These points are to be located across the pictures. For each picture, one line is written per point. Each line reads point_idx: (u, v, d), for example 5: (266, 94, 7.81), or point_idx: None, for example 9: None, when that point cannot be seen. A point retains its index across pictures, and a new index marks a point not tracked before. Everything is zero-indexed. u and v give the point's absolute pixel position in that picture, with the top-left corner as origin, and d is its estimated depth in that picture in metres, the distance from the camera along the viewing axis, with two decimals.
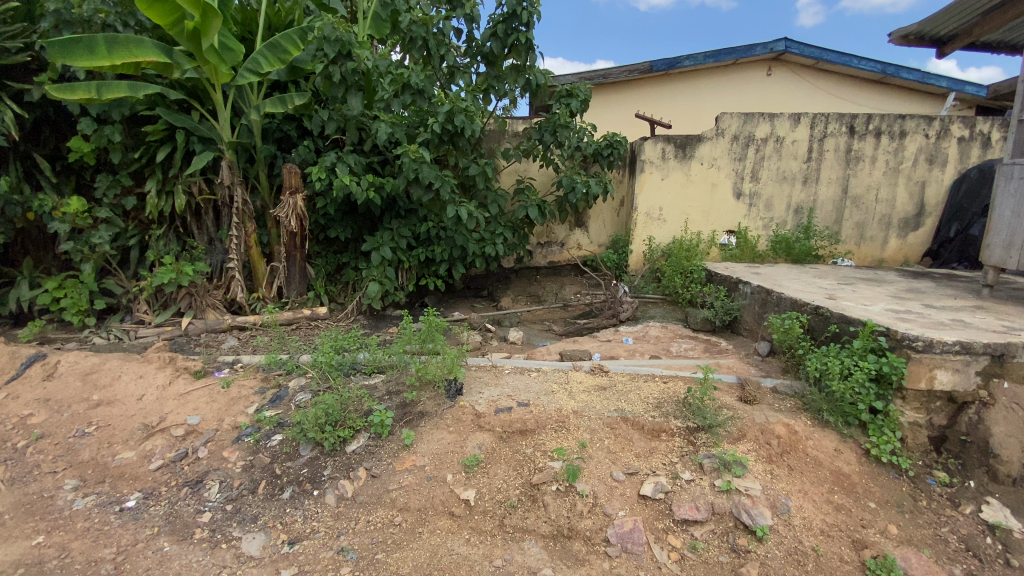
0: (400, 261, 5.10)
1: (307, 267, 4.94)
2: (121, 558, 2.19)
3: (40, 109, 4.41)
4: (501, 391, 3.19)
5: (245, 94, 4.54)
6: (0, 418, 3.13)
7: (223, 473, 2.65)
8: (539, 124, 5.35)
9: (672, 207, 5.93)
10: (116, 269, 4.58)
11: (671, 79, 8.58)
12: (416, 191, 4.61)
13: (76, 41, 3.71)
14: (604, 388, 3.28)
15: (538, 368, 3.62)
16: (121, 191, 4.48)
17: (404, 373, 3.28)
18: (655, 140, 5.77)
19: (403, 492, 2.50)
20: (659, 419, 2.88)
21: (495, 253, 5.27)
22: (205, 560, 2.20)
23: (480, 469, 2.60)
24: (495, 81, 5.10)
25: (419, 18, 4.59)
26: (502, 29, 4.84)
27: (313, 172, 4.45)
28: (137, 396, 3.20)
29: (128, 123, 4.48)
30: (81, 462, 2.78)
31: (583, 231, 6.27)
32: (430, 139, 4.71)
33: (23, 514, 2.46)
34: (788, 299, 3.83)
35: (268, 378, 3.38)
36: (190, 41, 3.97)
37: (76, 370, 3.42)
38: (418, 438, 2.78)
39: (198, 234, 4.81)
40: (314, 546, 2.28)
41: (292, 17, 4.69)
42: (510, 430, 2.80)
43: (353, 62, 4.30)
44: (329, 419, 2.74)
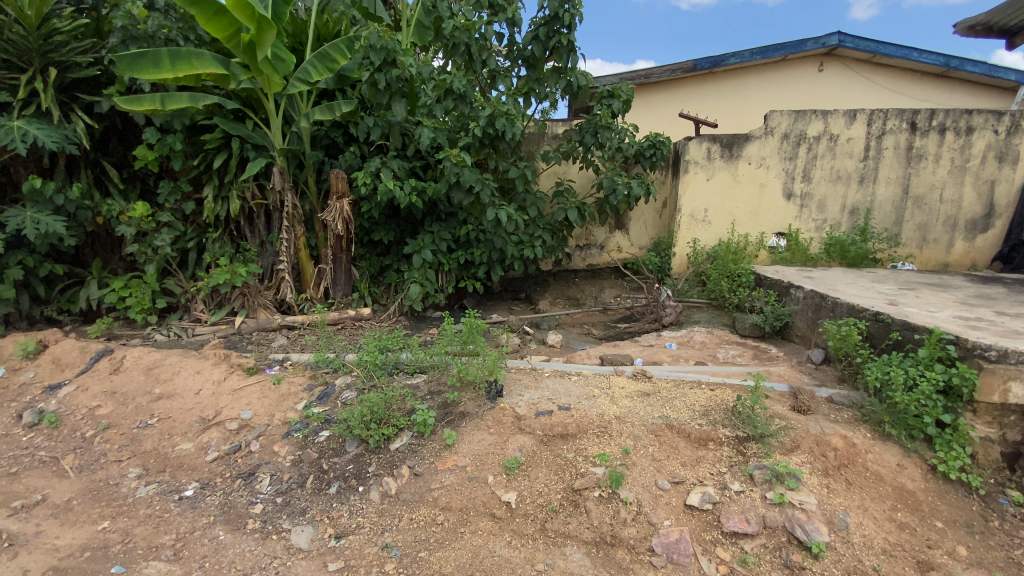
0: (440, 264, 5.16)
1: (351, 269, 5.09)
2: (180, 545, 2.30)
3: (108, 120, 4.72)
4: (540, 394, 3.17)
5: (295, 102, 4.72)
6: (72, 408, 3.34)
7: (273, 466, 2.75)
8: (580, 125, 5.30)
9: (718, 208, 5.75)
10: (176, 270, 4.84)
11: (716, 78, 8.38)
12: (457, 194, 4.66)
13: (143, 54, 3.95)
14: (648, 394, 3.20)
15: (579, 372, 3.57)
16: (180, 196, 4.74)
17: (446, 374, 3.30)
18: (700, 139, 5.62)
19: (445, 492, 2.51)
20: (706, 427, 2.78)
21: (534, 255, 5.28)
22: (258, 550, 2.27)
23: (521, 471, 2.59)
24: (536, 84, 5.11)
25: (462, 24, 4.65)
26: (544, 32, 4.85)
27: (359, 177, 4.57)
28: (195, 390, 3.35)
29: (188, 132, 4.74)
30: (144, 452, 2.94)
31: (624, 233, 6.18)
32: (471, 143, 4.75)
33: (91, 499, 2.61)
34: (844, 305, 3.65)
35: (315, 375, 3.49)
36: (246, 53, 4.15)
37: (140, 364, 3.62)
38: (460, 439, 2.79)
39: (251, 237, 5.02)
40: (359, 541, 2.32)
41: (339, 27, 4.86)
42: (551, 434, 2.77)
43: (397, 69, 4.40)
44: (374, 417, 2.79)
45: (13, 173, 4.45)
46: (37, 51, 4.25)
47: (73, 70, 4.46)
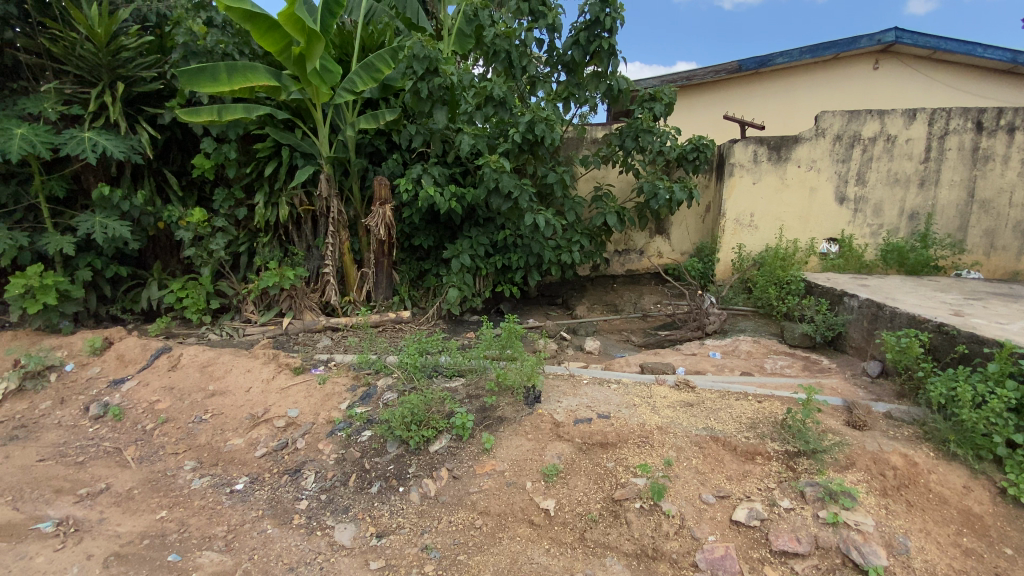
0: (478, 268, 5.21)
1: (392, 273, 5.20)
2: (231, 536, 2.39)
3: (170, 131, 5.00)
4: (579, 401, 3.14)
5: (342, 112, 4.88)
6: (133, 402, 3.54)
7: (318, 464, 2.83)
8: (620, 130, 5.26)
9: (765, 213, 5.56)
10: (229, 272, 5.07)
11: (763, 78, 8.13)
12: (496, 200, 4.67)
13: (203, 69, 4.18)
14: (691, 404, 3.12)
15: (619, 380, 3.52)
16: (234, 202, 4.98)
17: (484, 378, 3.33)
18: (747, 142, 5.45)
19: (484, 496, 2.52)
20: (754, 440, 2.68)
21: (572, 260, 5.26)
22: (303, 545, 2.34)
23: (559, 478, 2.56)
24: (575, 89, 5.09)
25: (503, 31, 4.69)
26: (585, 37, 4.84)
27: (401, 184, 4.68)
28: (245, 387, 3.49)
29: (242, 142, 4.97)
30: (199, 446, 3.09)
31: (665, 238, 6.06)
32: (510, 149, 4.77)
33: (151, 489, 2.76)
34: (903, 315, 3.46)
35: (358, 376, 3.58)
36: (296, 65, 4.34)
37: (195, 362, 3.80)
38: (498, 444, 2.79)
39: (298, 241, 5.21)
40: (400, 541, 2.35)
41: (384, 38, 5.00)
42: (591, 442, 2.73)
43: (439, 77, 4.47)
44: (414, 419, 2.83)
45: (85, 182, 4.78)
46: (106, 67, 4.56)
47: (139, 84, 4.76)
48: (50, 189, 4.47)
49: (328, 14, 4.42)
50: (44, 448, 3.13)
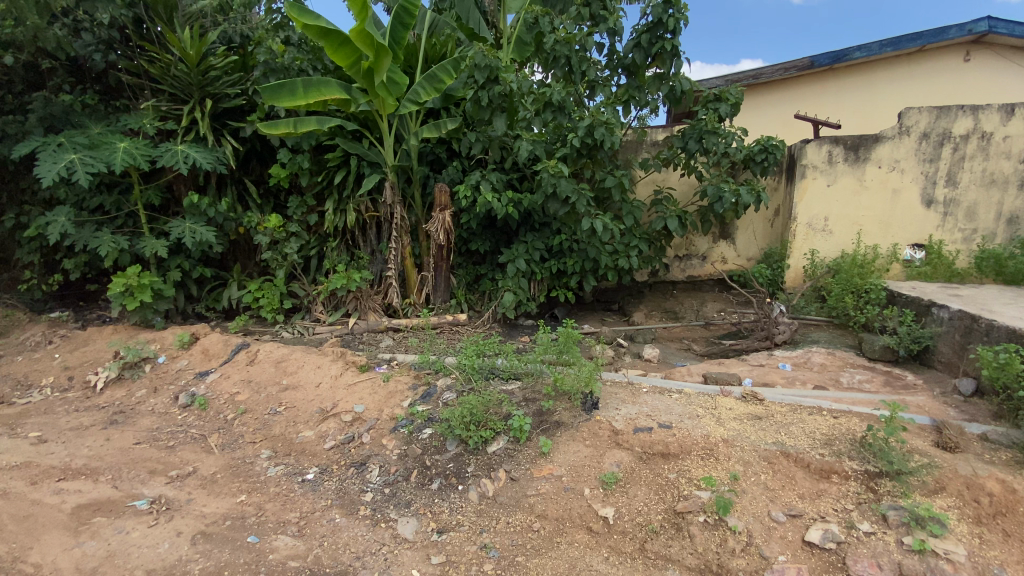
0: (534, 273, 5.24)
1: (450, 277, 5.33)
2: (303, 523, 2.53)
3: (250, 143, 5.38)
4: (639, 410, 3.08)
5: (406, 122, 5.08)
6: (217, 393, 3.83)
7: (382, 458, 2.94)
8: (683, 132, 5.14)
9: (841, 216, 5.23)
10: (300, 275, 5.38)
11: (837, 75, 7.69)
12: (553, 205, 4.66)
13: (282, 86, 4.48)
14: (760, 417, 2.99)
15: (681, 390, 3.42)
16: (306, 209, 5.30)
17: (541, 382, 3.34)
18: (820, 142, 5.16)
19: (542, 499, 2.52)
20: (830, 458, 2.54)
21: (629, 266, 5.18)
22: (369, 535, 2.43)
23: (619, 487, 2.52)
24: (636, 91, 5.03)
25: (563, 36, 4.71)
26: (647, 39, 4.78)
27: (460, 190, 4.81)
28: (316, 382, 3.70)
29: (314, 152, 5.28)
30: (274, 436, 3.29)
31: (729, 243, 5.83)
32: (569, 154, 4.77)
33: (232, 474, 2.97)
34: (1002, 329, 3.16)
35: (419, 375, 3.69)
36: (365, 78, 4.57)
37: (270, 357, 4.05)
38: (555, 448, 2.79)
39: (363, 245, 5.46)
40: (460, 538, 2.40)
41: (445, 49, 5.18)
42: (651, 451, 2.67)
43: (500, 85, 4.55)
44: (473, 418, 2.89)
45: (176, 191, 5.23)
46: (197, 86, 4.99)
47: (225, 100, 5.17)
48: (148, 198, 4.93)
49: (398, 28, 4.62)
50: (141, 432, 3.45)
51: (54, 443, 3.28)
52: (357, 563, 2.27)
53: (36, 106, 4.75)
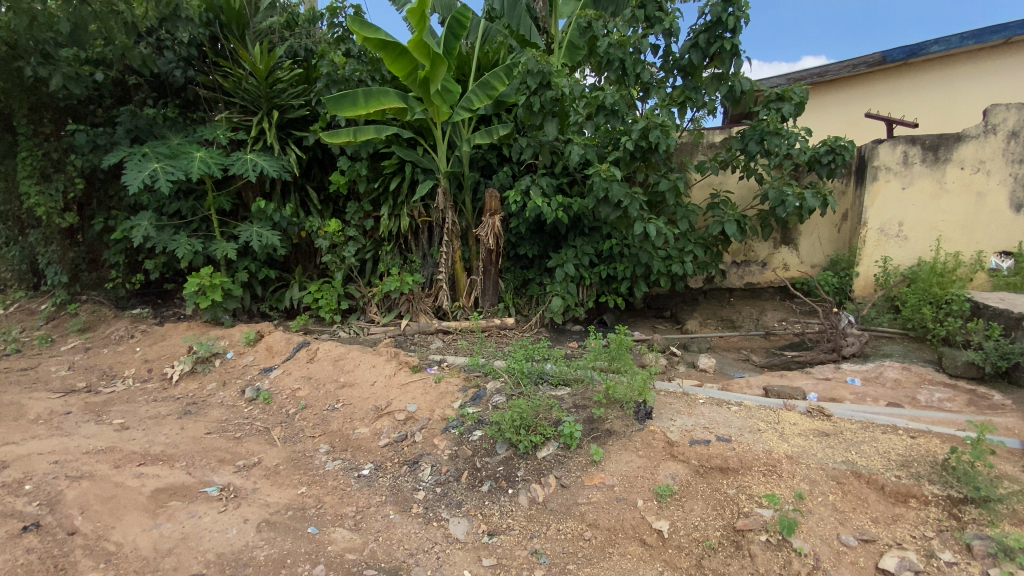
0: (582, 278, 5.19)
1: (499, 281, 5.37)
2: (359, 517, 2.61)
3: (312, 151, 5.64)
4: (696, 421, 2.98)
5: (459, 129, 5.19)
6: (280, 388, 4.03)
7: (433, 458, 2.99)
8: (742, 133, 4.95)
9: (917, 221, 4.88)
10: (356, 277, 5.58)
11: (912, 70, 7.20)
12: (605, 209, 4.59)
13: (344, 96, 4.66)
14: (827, 435, 2.83)
15: (740, 402, 3.28)
16: (363, 214, 5.50)
17: (592, 389, 3.30)
18: (895, 142, 4.84)
19: (593, 508, 2.48)
20: (906, 480, 2.38)
21: (684, 271, 5.04)
22: (422, 533, 2.48)
23: (674, 500, 2.45)
24: (693, 92, 4.91)
25: (618, 39, 4.66)
26: (704, 39, 4.66)
27: (510, 195, 4.84)
28: (371, 381, 3.82)
29: (371, 159, 5.46)
30: (332, 431, 3.43)
31: (792, 249, 5.54)
32: (621, 156, 4.70)
33: (294, 466, 3.10)
34: None
35: (468, 377, 3.73)
36: (421, 87, 4.71)
37: (329, 355, 4.22)
38: (607, 457, 2.74)
39: (416, 249, 5.60)
40: (511, 542, 2.40)
41: (498, 56, 5.24)
42: (708, 465, 2.58)
43: (552, 90, 4.56)
44: (523, 423, 2.88)
45: (245, 197, 5.56)
46: (265, 98, 5.29)
47: (290, 111, 5.45)
48: (220, 204, 5.27)
49: (451, 38, 4.74)
50: (211, 422, 3.68)
51: (135, 430, 3.55)
52: (411, 560, 2.32)
53: (124, 119, 5.19)
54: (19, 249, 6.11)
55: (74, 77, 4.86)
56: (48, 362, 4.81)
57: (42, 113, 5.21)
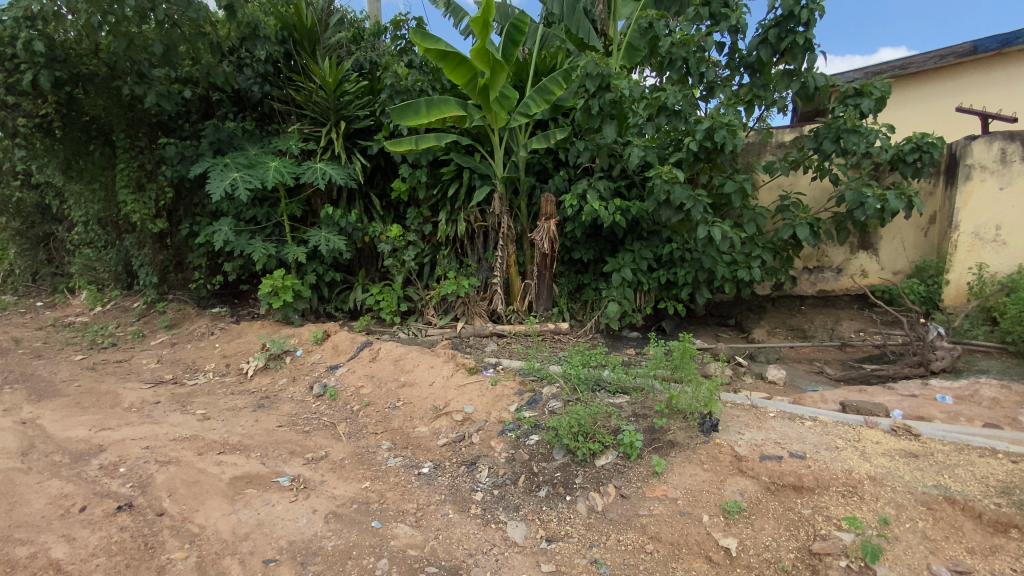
0: (640, 283, 5.07)
1: (554, 286, 5.35)
2: (420, 514, 2.67)
3: (376, 159, 5.87)
4: (766, 436, 2.84)
5: (515, 134, 5.23)
6: (345, 385, 4.20)
7: (491, 460, 3.01)
8: (816, 131, 4.67)
9: (1018, 225, 4.43)
10: (415, 280, 5.74)
11: (1011, 59, 6.56)
12: (666, 212, 4.47)
13: (407, 106, 4.81)
14: (915, 456, 2.62)
15: (814, 417, 3.09)
16: (422, 219, 5.66)
17: (653, 398, 3.22)
18: (990, 138, 4.43)
19: (655, 521, 2.40)
20: (1008, 509, 2.19)
21: (750, 277, 4.82)
22: (480, 535, 2.49)
23: (742, 517, 2.34)
24: (761, 90, 4.72)
25: (680, 38, 4.53)
26: (775, 34, 4.44)
27: (567, 199, 4.81)
28: (429, 381, 3.91)
29: (431, 166, 5.61)
30: (393, 429, 3.55)
31: (871, 254, 5.20)
32: (684, 158, 4.56)
33: (358, 461, 3.22)
34: None
35: (524, 381, 3.73)
36: (480, 94, 4.78)
37: (389, 355, 4.35)
38: (670, 469, 2.66)
39: (472, 253, 5.69)
40: (569, 550, 2.36)
41: (555, 61, 5.24)
42: (780, 483, 2.46)
43: (611, 93, 4.49)
44: (582, 429, 2.83)
45: (314, 204, 5.86)
46: (333, 109, 5.57)
47: (355, 121, 5.71)
48: (291, 210, 5.59)
49: (509, 45, 4.83)
50: (282, 416, 3.89)
51: (215, 420, 3.82)
52: (470, 560, 2.34)
53: (209, 132, 5.62)
54: (116, 252, 6.75)
55: (166, 94, 5.32)
56: (140, 356, 5.27)
57: (138, 128, 5.73)
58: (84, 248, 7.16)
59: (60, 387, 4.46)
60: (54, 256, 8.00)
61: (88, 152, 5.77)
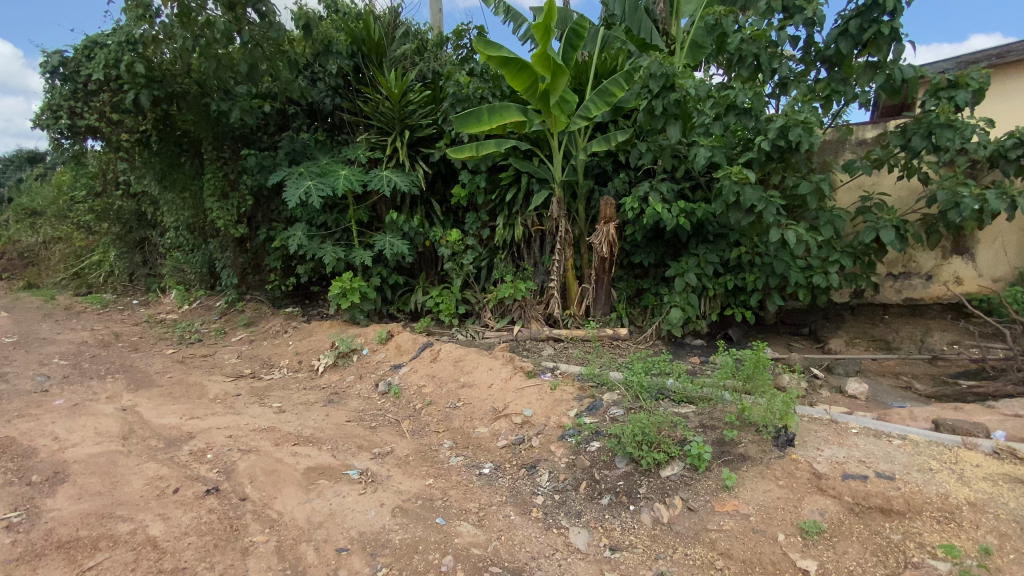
0: (705, 288, 4.90)
1: (612, 291, 5.28)
2: (482, 514, 2.70)
3: (438, 166, 6.03)
4: (848, 453, 2.70)
5: (575, 138, 5.22)
6: (408, 383, 4.34)
7: (551, 464, 3.01)
8: (904, 126, 4.34)
9: None
10: (473, 283, 5.83)
11: None
12: (734, 215, 4.29)
13: (470, 113, 4.91)
14: (1023, 482, 2.39)
15: (903, 435, 2.87)
16: (481, 224, 5.76)
17: (721, 410, 3.08)
18: None
19: (725, 537, 2.30)
20: None
21: (826, 284, 4.54)
22: (543, 538, 2.49)
23: (823, 539, 2.20)
24: (840, 85, 4.46)
25: (751, 34, 4.36)
26: (856, 25, 4.20)
27: (627, 202, 4.73)
28: (488, 383, 3.97)
29: (490, 171, 5.68)
30: (455, 428, 3.63)
31: (967, 260, 4.82)
32: (755, 158, 4.34)
33: (421, 458, 3.32)
34: None
35: (584, 387, 3.70)
36: (540, 99, 4.80)
37: (449, 356, 4.45)
38: (741, 484, 2.55)
39: (528, 257, 5.71)
40: (634, 560, 2.30)
41: (616, 62, 5.18)
42: (866, 504, 2.31)
43: (676, 92, 4.36)
44: (646, 438, 2.77)
45: (379, 210, 6.11)
46: (398, 119, 5.79)
47: (418, 130, 5.90)
48: (359, 216, 5.86)
49: (569, 50, 4.85)
50: (350, 411, 4.07)
51: (290, 413, 4.06)
52: (532, 563, 2.34)
53: (285, 143, 6.00)
54: (202, 255, 7.30)
55: (248, 109, 5.74)
56: (222, 351, 5.69)
57: (223, 140, 6.21)
58: (174, 251, 7.82)
59: (154, 377, 4.91)
60: (148, 259, 8.77)
61: (180, 164, 6.33)
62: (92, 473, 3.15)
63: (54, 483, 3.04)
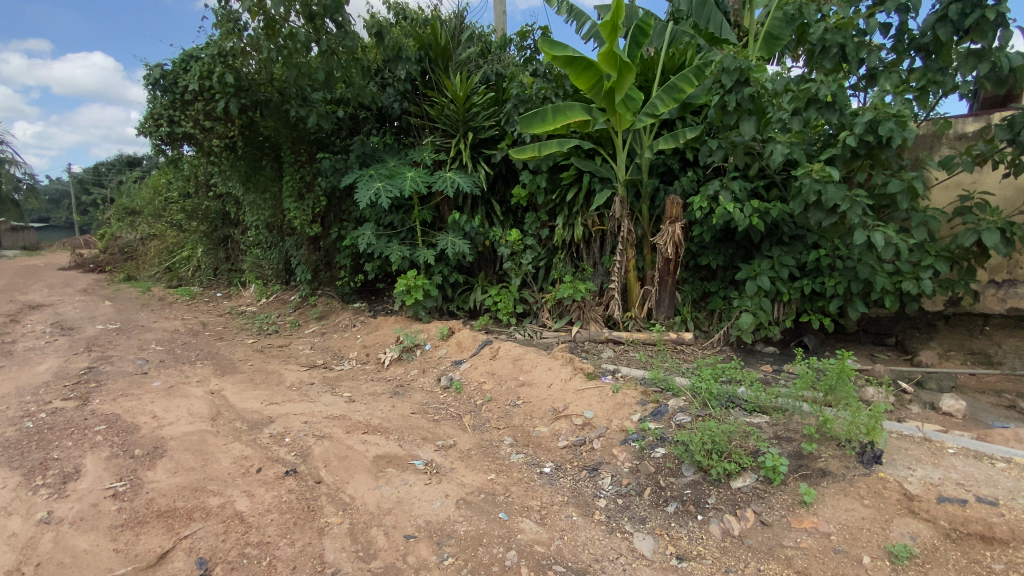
0: (778, 293, 4.65)
1: (676, 293, 5.14)
2: (544, 512, 2.72)
3: (499, 167, 6.12)
4: (943, 474, 2.49)
5: (640, 136, 5.12)
6: (469, 379, 4.44)
7: (613, 468, 2.98)
8: (1012, 118, 3.92)
9: None
10: (532, 283, 5.86)
11: None
12: (815, 215, 4.05)
13: (534, 114, 4.93)
14: None
15: (1008, 458, 2.62)
16: (541, 224, 5.78)
17: (798, 420, 2.95)
18: None
19: (802, 555, 2.18)
20: None
21: (918, 290, 4.18)
22: (606, 542, 2.47)
23: (916, 564, 2.04)
24: (937, 74, 4.11)
25: (837, 23, 4.10)
26: (957, 9, 3.85)
27: (696, 201, 4.58)
28: (548, 383, 3.99)
29: (552, 171, 5.68)
30: (515, 425, 3.68)
31: None
32: (838, 154, 4.08)
33: (483, 453, 3.38)
34: None
35: (647, 392, 3.64)
36: (605, 98, 4.74)
37: (509, 354, 4.50)
38: (821, 500, 2.41)
39: (588, 257, 5.67)
40: (702, 571, 2.24)
41: (685, 57, 5.04)
42: (964, 531, 2.13)
43: (750, 87, 4.17)
44: (716, 447, 2.69)
45: (442, 210, 6.28)
46: (462, 121, 5.93)
47: (481, 132, 6.00)
48: (423, 216, 6.05)
49: (635, 47, 4.75)
50: (414, 404, 4.22)
51: (359, 403, 4.26)
52: (595, 565, 2.33)
53: (357, 147, 6.29)
54: (279, 252, 7.80)
55: (323, 114, 6.08)
56: (296, 342, 6.06)
57: (300, 145, 6.59)
58: (255, 248, 8.41)
59: (237, 365, 5.32)
60: (231, 255, 9.47)
61: (261, 167, 6.80)
62: (186, 449, 3.46)
63: (154, 457, 3.37)
